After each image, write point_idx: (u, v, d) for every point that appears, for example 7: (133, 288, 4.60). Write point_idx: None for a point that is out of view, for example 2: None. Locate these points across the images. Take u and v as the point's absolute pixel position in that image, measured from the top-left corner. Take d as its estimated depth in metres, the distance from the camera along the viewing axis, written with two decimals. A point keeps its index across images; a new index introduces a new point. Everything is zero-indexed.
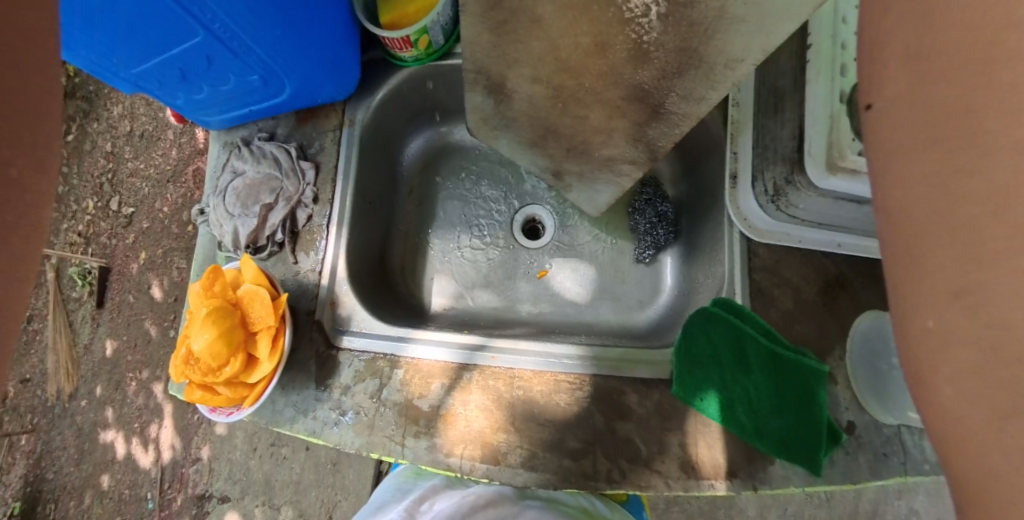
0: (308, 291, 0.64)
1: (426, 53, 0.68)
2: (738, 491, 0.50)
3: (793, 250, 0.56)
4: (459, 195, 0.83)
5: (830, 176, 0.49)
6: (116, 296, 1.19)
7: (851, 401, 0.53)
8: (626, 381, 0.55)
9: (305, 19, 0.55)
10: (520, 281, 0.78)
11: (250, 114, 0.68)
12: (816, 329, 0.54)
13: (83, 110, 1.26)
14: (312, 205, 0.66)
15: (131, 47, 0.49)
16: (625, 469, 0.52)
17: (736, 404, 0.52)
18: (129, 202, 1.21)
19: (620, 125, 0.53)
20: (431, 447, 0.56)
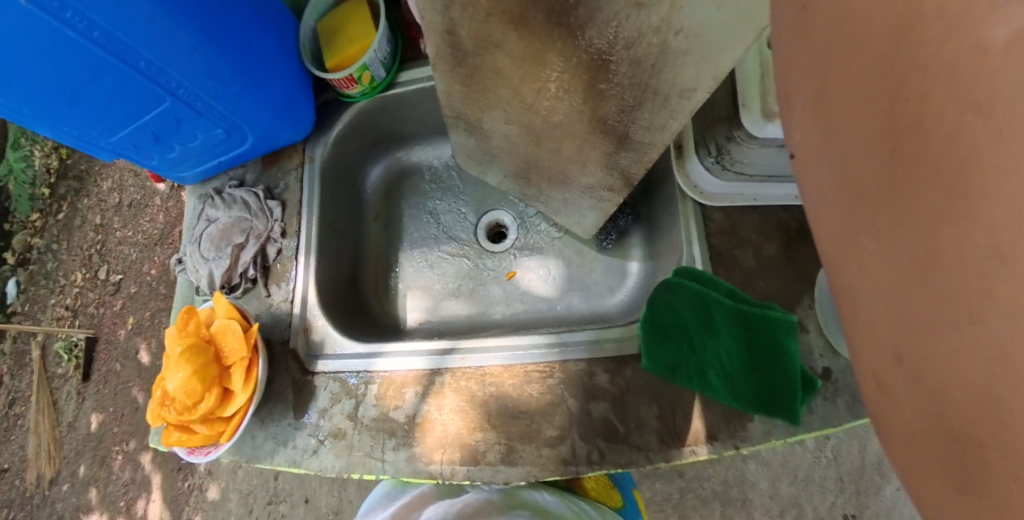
0: (282, 321, 0.64)
1: (372, 87, 0.69)
2: (720, 453, 0.53)
3: (750, 208, 0.60)
4: (425, 211, 0.84)
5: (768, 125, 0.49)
6: (103, 367, 1.14)
7: (824, 348, 0.56)
8: (596, 361, 0.57)
9: (262, 76, 0.60)
10: (491, 286, 0.79)
11: (222, 165, 0.69)
12: (781, 284, 0.58)
13: (74, 189, 1.22)
14: (281, 239, 0.67)
15: (100, 118, 0.53)
16: (603, 449, 0.53)
17: (708, 368, 0.54)
18: (117, 269, 1.16)
19: (592, 153, 0.54)
20: (410, 457, 0.56)
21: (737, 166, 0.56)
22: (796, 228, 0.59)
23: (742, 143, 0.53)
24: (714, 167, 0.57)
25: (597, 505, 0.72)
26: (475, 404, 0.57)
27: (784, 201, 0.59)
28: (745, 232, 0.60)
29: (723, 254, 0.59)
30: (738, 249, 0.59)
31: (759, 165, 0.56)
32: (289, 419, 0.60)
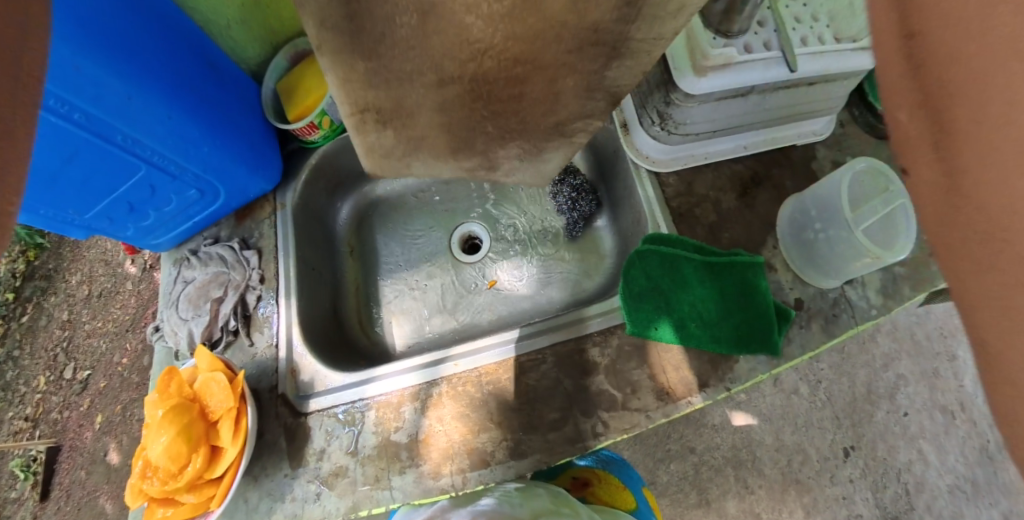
0: (267, 369, 0.63)
1: (333, 129, 0.69)
2: (714, 397, 0.54)
3: (704, 167, 0.63)
4: (397, 235, 0.81)
5: (701, 80, 0.49)
6: (66, 479, 1.05)
7: (795, 281, 0.60)
8: (584, 338, 0.58)
9: (227, 129, 0.60)
10: (473, 296, 0.75)
11: (197, 226, 0.67)
12: (743, 230, 0.61)
13: (41, 288, 1.15)
14: (259, 286, 0.66)
15: (72, 196, 0.51)
16: (606, 419, 0.54)
17: (688, 321, 0.56)
18: (84, 365, 1.09)
19: (568, 83, 0.36)
20: (417, 477, 0.55)
21: (680, 129, 0.58)
22: (749, 178, 0.63)
23: (681, 103, 0.53)
24: (660, 134, 0.59)
25: (612, 510, 0.69)
26: (473, 407, 0.56)
27: (733, 154, 0.63)
28: (702, 190, 0.62)
29: (685, 213, 0.62)
30: (699, 207, 0.62)
31: (701, 123, 0.57)
32: (284, 470, 0.58)
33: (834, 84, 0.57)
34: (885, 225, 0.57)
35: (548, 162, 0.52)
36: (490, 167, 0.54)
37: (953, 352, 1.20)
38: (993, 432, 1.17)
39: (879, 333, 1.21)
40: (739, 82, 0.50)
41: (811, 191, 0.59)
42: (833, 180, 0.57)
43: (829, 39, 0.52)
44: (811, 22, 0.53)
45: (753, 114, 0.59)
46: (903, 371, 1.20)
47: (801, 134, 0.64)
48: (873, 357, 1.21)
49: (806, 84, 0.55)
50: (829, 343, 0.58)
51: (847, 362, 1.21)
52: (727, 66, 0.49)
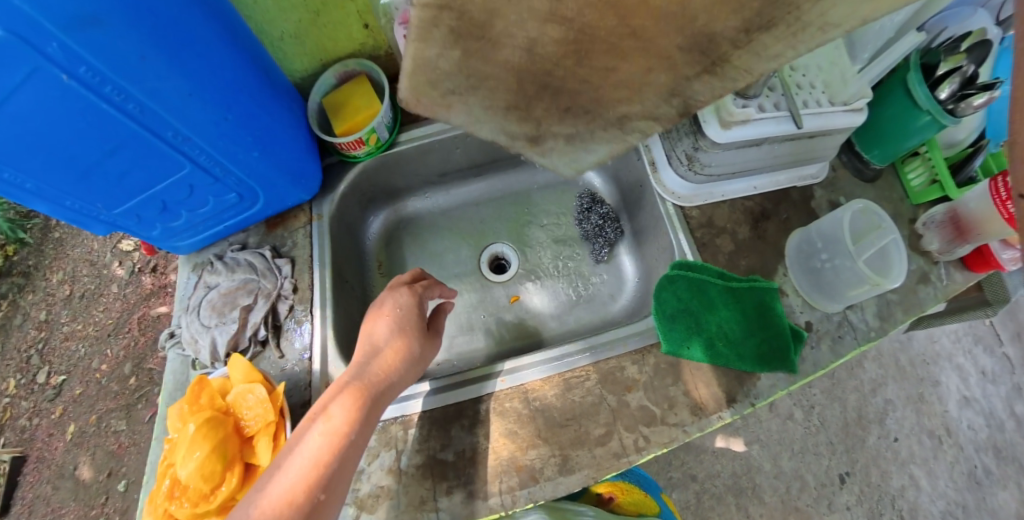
0: (300, 381, 0.64)
1: (377, 146, 0.69)
2: (742, 412, 0.58)
3: (721, 203, 0.69)
4: (426, 258, 0.80)
5: (728, 131, 0.57)
6: (30, 492, 1.12)
7: (805, 305, 0.67)
8: (623, 357, 0.62)
9: (279, 139, 0.62)
10: (504, 315, 0.76)
11: (225, 230, 0.70)
12: (757, 259, 0.67)
13: (18, 285, 1.22)
14: (291, 296, 0.68)
15: (105, 190, 0.54)
16: (647, 434, 0.57)
17: (716, 340, 0.61)
18: (59, 370, 1.16)
19: (659, 79, 0.28)
20: (466, 497, 0.56)
21: (705, 171, 0.64)
22: (759, 212, 0.70)
23: (706, 150, 0.61)
24: (687, 173, 0.66)
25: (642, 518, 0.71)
26: (516, 423, 0.59)
27: (744, 193, 0.70)
28: (720, 222, 0.68)
29: (707, 243, 0.67)
30: (719, 237, 0.67)
31: (722, 165, 0.64)
32: None
33: (832, 136, 0.66)
34: (881, 258, 0.64)
35: (590, 156, 0.35)
36: (525, 147, 0.34)
37: (935, 377, 1.28)
38: (978, 458, 1.24)
39: (866, 359, 1.28)
40: (757, 131, 0.58)
41: (816, 225, 0.68)
42: (835, 217, 0.66)
43: (826, 102, 0.61)
44: (810, 88, 0.62)
45: (765, 160, 0.66)
46: (890, 395, 1.26)
47: (800, 177, 0.72)
48: (861, 382, 1.27)
49: (807, 137, 0.64)
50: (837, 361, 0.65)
51: (838, 387, 1.26)
52: (750, 121, 0.57)
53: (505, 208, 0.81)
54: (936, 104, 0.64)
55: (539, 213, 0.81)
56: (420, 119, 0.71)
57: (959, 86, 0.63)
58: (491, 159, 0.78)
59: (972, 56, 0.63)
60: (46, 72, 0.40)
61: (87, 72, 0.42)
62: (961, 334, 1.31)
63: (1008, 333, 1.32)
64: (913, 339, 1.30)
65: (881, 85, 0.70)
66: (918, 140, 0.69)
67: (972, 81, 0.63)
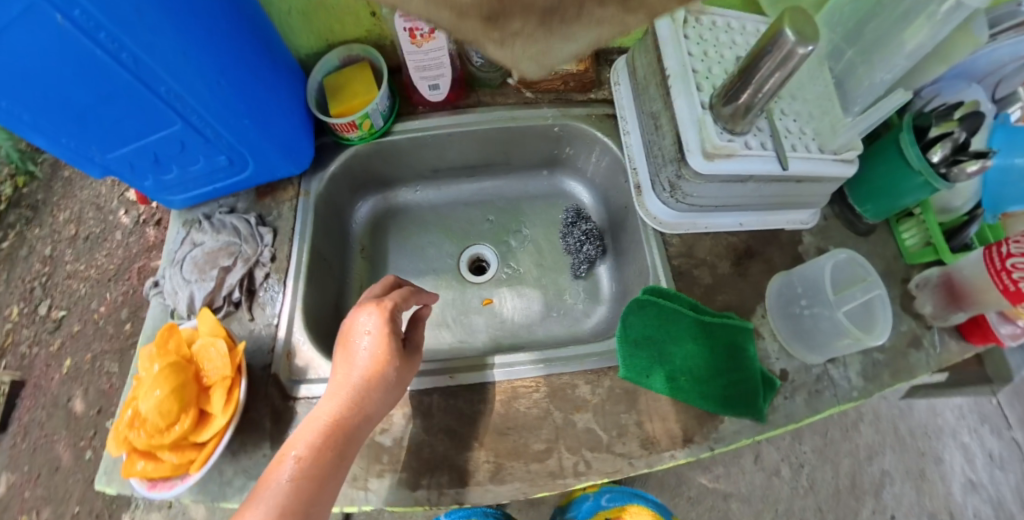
0: (264, 345, 0.64)
1: (370, 133, 0.69)
2: (697, 455, 0.56)
3: (703, 235, 0.68)
4: (409, 250, 0.78)
5: (712, 162, 0.56)
6: (25, 416, 1.07)
7: (780, 352, 0.65)
8: (577, 375, 0.59)
9: (271, 110, 0.63)
10: (474, 316, 0.74)
11: (216, 192, 0.70)
12: (734, 296, 0.65)
13: (25, 218, 1.16)
14: (269, 264, 0.68)
15: (100, 134, 0.55)
16: (589, 459, 0.54)
17: (678, 375, 0.58)
18: (60, 305, 1.09)
19: None
20: (395, 483, 0.54)
21: (687, 199, 0.62)
22: (742, 250, 0.68)
23: (688, 179, 0.59)
24: (669, 201, 0.63)
25: None
26: (458, 422, 0.57)
27: (730, 228, 0.69)
28: (701, 253, 0.66)
29: (683, 272, 0.65)
30: (697, 268, 0.65)
31: (707, 198, 0.62)
32: (263, 450, 0.59)
33: (823, 184, 0.66)
34: (864, 312, 0.61)
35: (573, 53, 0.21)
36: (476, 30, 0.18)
37: (937, 453, 1.19)
38: None
39: (862, 422, 1.22)
40: (741, 170, 0.57)
41: (799, 270, 0.65)
42: (817, 263, 0.63)
43: (816, 149, 0.62)
44: (800, 134, 0.63)
45: (753, 198, 0.65)
46: (888, 466, 1.19)
47: (790, 221, 0.71)
48: (856, 447, 1.21)
49: (796, 182, 0.63)
50: (812, 416, 0.63)
51: (830, 449, 1.21)
52: (734, 155, 0.55)
53: (493, 211, 0.79)
54: (928, 166, 0.66)
55: (527, 223, 0.78)
56: (418, 113, 0.70)
57: (951, 151, 0.66)
58: (485, 162, 0.76)
59: (966, 124, 0.65)
60: (38, 11, 0.41)
61: (81, 15, 0.42)
62: (965, 410, 1.21)
63: (1016, 417, 1.24)
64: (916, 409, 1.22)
65: (881, 142, 0.72)
66: (910, 200, 0.71)
67: (964, 148, 0.65)
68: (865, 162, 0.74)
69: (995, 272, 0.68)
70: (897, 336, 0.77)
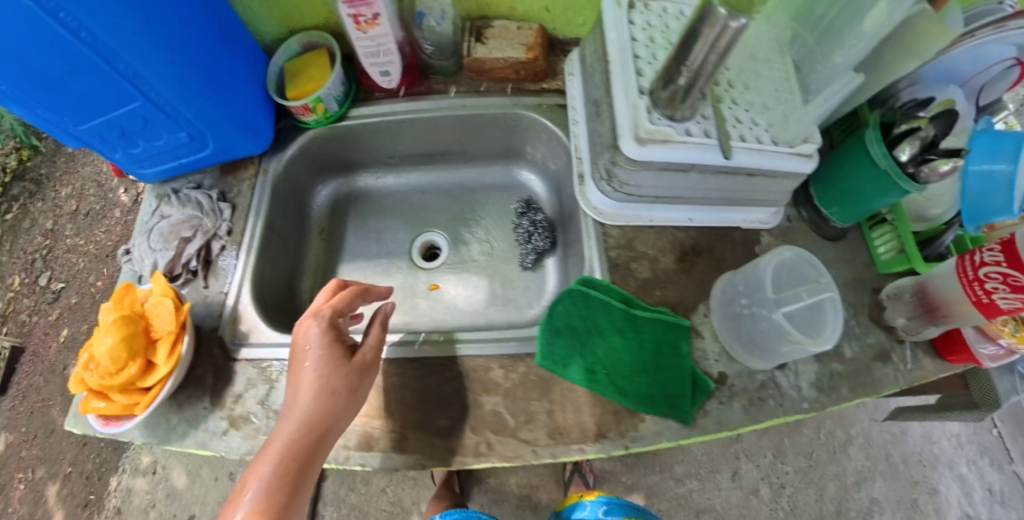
0: (214, 311, 0.66)
1: (325, 117, 0.69)
2: (610, 452, 0.54)
3: (646, 229, 0.66)
4: (366, 232, 0.79)
5: (643, 147, 0.54)
6: (24, 381, 1.11)
7: (720, 354, 0.62)
8: (492, 358, 0.59)
9: (228, 88, 0.63)
10: (419, 300, 0.74)
11: (183, 167, 0.71)
12: (673, 292, 0.63)
13: (29, 191, 1.21)
14: (226, 238, 0.69)
15: (70, 107, 0.56)
16: (491, 441, 0.55)
17: (598, 367, 0.57)
18: (60, 277, 1.16)
19: None
20: None
21: (624, 188, 0.61)
22: (690, 246, 0.66)
23: (623, 166, 0.58)
24: (607, 189, 0.62)
25: None
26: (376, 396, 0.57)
27: (678, 223, 0.67)
28: (641, 247, 0.65)
29: (620, 264, 0.64)
30: (635, 261, 0.64)
31: (645, 187, 0.61)
32: (204, 403, 0.61)
33: (777, 180, 0.62)
34: (811, 314, 0.58)
35: None
36: None
37: (932, 483, 1.12)
38: None
39: (851, 445, 1.16)
40: (675, 156, 0.55)
41: (744, 270, 0.62)
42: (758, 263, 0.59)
43: (767, 141, 0.59)
44: (751, 124, 0.60)
45: (700, 190, 0.63)
46: (878, 494, 1.12)
47: (746, 220, 0.69)
48: (843, 471, 1.14)
49: (745, 175, 0.60)
50: (749, 425, 0.60)
51: (815, 471, 1.15)
52: (665, 140, 0.54)
53: (449, 199, 0.80)
54: (895, 166, 0.62)
55: (482, 213, 0.79)
56: (373, 99, 0.71)
57: (919, 149, 0.61)
58: (441, 150, 0.77)
59: (937, 122, 0.59)
60: None
61: None
62: (963, 440, 1.14)
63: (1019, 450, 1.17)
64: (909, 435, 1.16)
65: (850, 142, 0.68)
66: (879, 203, 0.67)
67: (935, 147, 0.60)
68: (838, 163, 0.69)
69: (968, 281, 0.65)
70: (863, 349, 0.72)
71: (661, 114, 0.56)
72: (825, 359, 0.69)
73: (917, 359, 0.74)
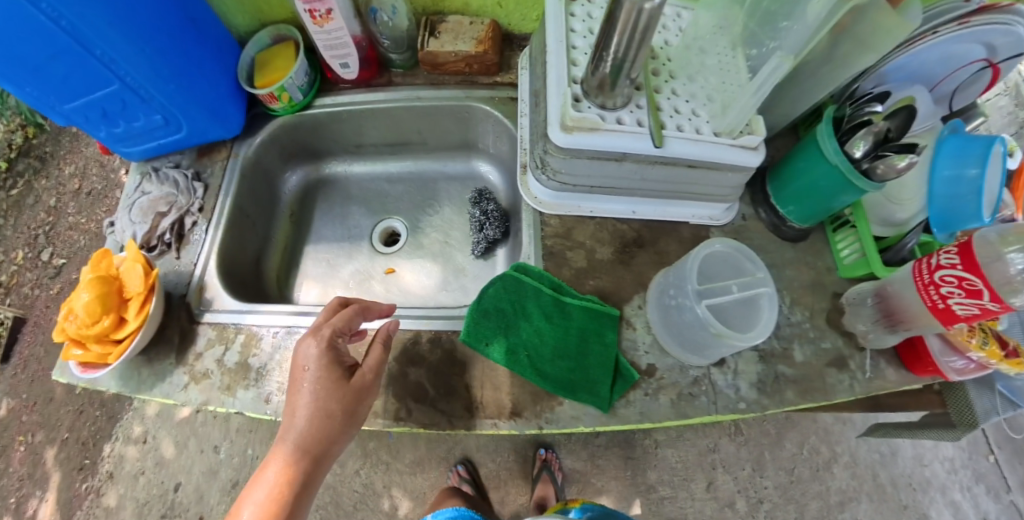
0: (182, 279, 0.67)
1: (291, 106, 0.72)
2: (523, 429, 0.57)
3: (587, 219, 0.67)
4: (333, 216, 0.83)
5: (569, 135, 0.56)
6: (25, 350, 1.20)
7: (652, 346, 0.62)
8: (421, 333, 0.63)
9: (200, 77, 0.64)
10: (374, 283, 0.77)
11: (164, 149, 0.72)
12: (607, 282, 0.64)
13: (33, 169, 1.30)
14: (198, 213, 0.70)
15: (54, 86, 0.56)
16: (411, 408, 0.58)
17: (520, 349, 0.59)
18: (61, 254, 1.24)
19: None
20: (257, 396, 0.60)
21: (558, 177, 0.62)
22: (632, 238, 0.67)
23: (554, 154, 0.59)
24: (543, 178, 0.64)
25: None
26: None
27: (621, 215, 0.67)
28: (579, 237, 0.66)
29: (556, 252, 0.65)
30: (572, 251, 0.65)
31: (579, 176, 0.62)
32: (171, 360, 0.63)
33: (719, 174, 0.62)
34: (750, 310, 0.58)
35: None
36: None
37: (922, 508, 1.09)
38: None
39: (837, 464, 1.12)
40: (604, 146, 0.56)
41: (674, 268, 0.60)
42: (686, 260, 0.58)
43: (702, 131, 0.59)
44: (689, 115, 0.60)
45: (640, 182, 0.63)
46: (862, 516, 1.08)
47: (696, 215, 0.68)
48: (827, 490, 1.10)
49: (685, 165, 0.60)
50: (675, 419, 0.59)
51: (796, 488, 1.11)
52: (590, 129, 0.55)
53: (411, 188, 0.83)
54: (847, 164, 0.60)
55: (441, 202, 0.81)
56: (335, 90, 0.74)
57: (872, 146, 0.60)
58: (403, 141, 0.79)
59: (894, 120, 0.59)
60: None
61: None
62: (959, 465, 1.12)
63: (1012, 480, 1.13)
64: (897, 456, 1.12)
65: (806, 138, 0.66)
66: (831, 202, 0.65)
67: (887, 143, 0.59)
68: (797, 159, 0.67)
69: (923, 285, 0.62)
70: (816, 354, 0.69)
71: (593, 103, 0.57)
72: (771, 360, 0.66)
73: (877, 367, 0.71)
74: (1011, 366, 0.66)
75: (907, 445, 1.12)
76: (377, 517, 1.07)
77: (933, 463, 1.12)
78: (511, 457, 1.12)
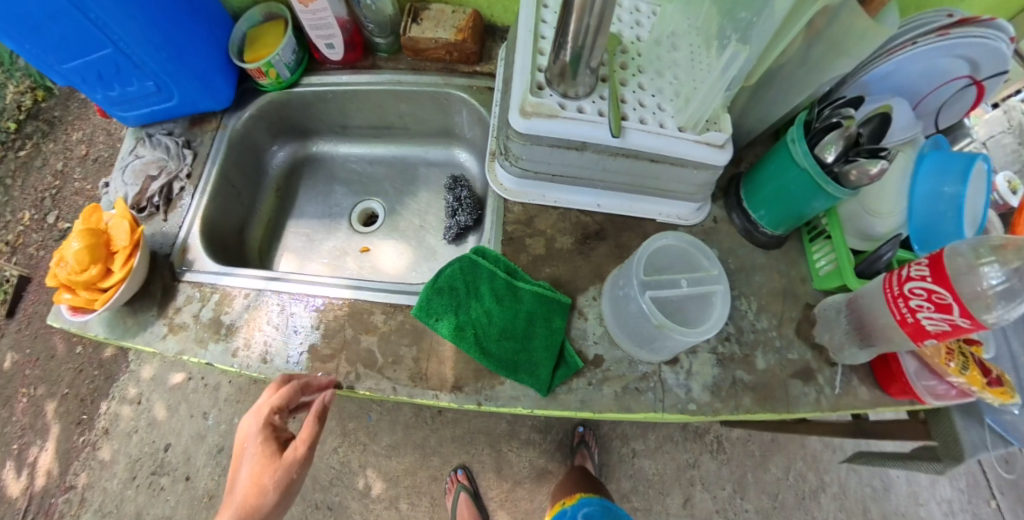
0: (167, 239, 0.72)
1: (278, 82, 0.76)
2: (463, 403, 0.58)
3: (550, 208, 0.68)
4: (318, 194, 0.87)
5: (527, 120, 0.56)
6: (28, 307, 1.27)
7: (602, 336, 0.61)
8: (377, 304, 0.65)
9: (190, 48, 0.69)
10: (348, 257, 0.80)
11: (157, 115, 0.77)
12: (564, 270, 0.65)
13: (42, 131, 1.39)
14: (185, 180, 0.74)
15: (52, 47, 0.61)
16: (360, 373, 0.60)
17: (467, 327, 0.60)
18: (67, 217, 1.32)
19: None
20: (224, 350, 0.64)
21: (518, 162, 0.63)
22: (593, 229, 0.67)
23: (515, 139, 0.60)
24: (506, 164, 0.65)
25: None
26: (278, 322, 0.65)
27: (584, 206, 0.68)
28: (541, 225, 0.67)
29: (515, 238, 0.66)
30: (531, 238, 0.66)
31: (538, 163, 0.63)
32: (152, 312, 0.67)
33: (678, 169, 0.61)
34: (701, 307, 0.57)
35: None
36: None
37: None
38: None
39: (824, 493, 1.07)
40: (561, 133, 0.57)
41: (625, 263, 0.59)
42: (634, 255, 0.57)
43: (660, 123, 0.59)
44: (654, 109, 0.59)
45: (599, 172, 0.63)
46: None
47: (663, 212, 0.68)
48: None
49: (645, 159, 0.60)
50: (619, 412, 0.59)
51: (778, 513, 1.06)
52: (545, 114, 0.56)
53: (393, 172, 0.86)
54: (817, 166, 0.58)
55: (419, 187, 0.84)
56: (321, 70, 0.78)
57: (844, 148, 0.57)
58: (386, 124, 0.83)
59: (870, 129, 0.59)
60: None
61: None
62: (956, 508, 1.07)
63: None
64: (886, 488, 1.08)
65: (780, 140, 0.63)
66: (802, 204, 0.63)
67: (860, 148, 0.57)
68: (769, 161, 0.64)
69: (892, 298, 0.57)
70: (781, 363, 0.66)
71: (555, 91, 0.58)
72: (729, 364, 0.64)
73: (848, 383, 0.66)
74: (994, 395, 0.59)
75: (897, 478, 1.08)
76: (350, 495, 1.09)
77: (926, 498, 1.07)
78: (485, 451, 1.11)
